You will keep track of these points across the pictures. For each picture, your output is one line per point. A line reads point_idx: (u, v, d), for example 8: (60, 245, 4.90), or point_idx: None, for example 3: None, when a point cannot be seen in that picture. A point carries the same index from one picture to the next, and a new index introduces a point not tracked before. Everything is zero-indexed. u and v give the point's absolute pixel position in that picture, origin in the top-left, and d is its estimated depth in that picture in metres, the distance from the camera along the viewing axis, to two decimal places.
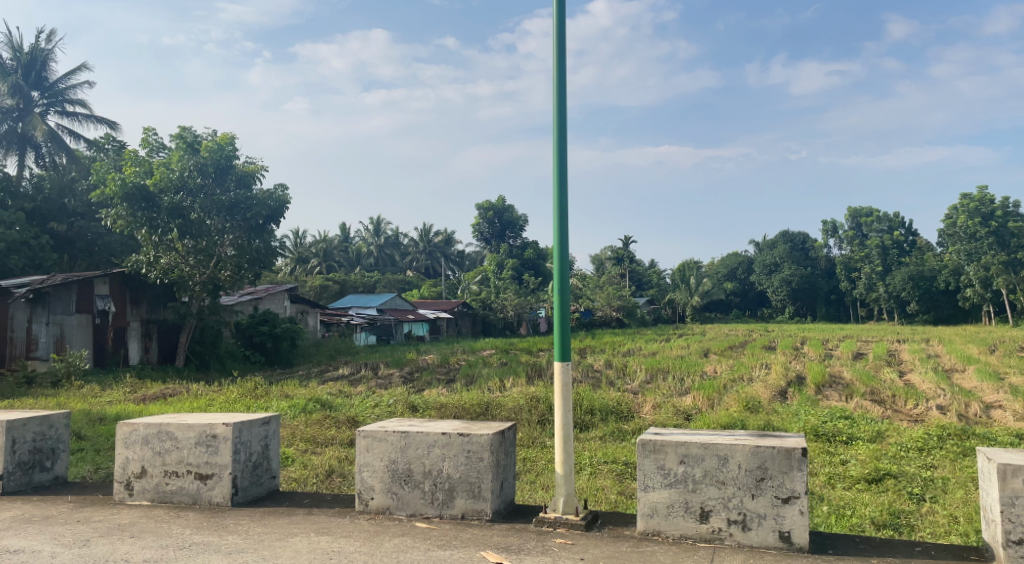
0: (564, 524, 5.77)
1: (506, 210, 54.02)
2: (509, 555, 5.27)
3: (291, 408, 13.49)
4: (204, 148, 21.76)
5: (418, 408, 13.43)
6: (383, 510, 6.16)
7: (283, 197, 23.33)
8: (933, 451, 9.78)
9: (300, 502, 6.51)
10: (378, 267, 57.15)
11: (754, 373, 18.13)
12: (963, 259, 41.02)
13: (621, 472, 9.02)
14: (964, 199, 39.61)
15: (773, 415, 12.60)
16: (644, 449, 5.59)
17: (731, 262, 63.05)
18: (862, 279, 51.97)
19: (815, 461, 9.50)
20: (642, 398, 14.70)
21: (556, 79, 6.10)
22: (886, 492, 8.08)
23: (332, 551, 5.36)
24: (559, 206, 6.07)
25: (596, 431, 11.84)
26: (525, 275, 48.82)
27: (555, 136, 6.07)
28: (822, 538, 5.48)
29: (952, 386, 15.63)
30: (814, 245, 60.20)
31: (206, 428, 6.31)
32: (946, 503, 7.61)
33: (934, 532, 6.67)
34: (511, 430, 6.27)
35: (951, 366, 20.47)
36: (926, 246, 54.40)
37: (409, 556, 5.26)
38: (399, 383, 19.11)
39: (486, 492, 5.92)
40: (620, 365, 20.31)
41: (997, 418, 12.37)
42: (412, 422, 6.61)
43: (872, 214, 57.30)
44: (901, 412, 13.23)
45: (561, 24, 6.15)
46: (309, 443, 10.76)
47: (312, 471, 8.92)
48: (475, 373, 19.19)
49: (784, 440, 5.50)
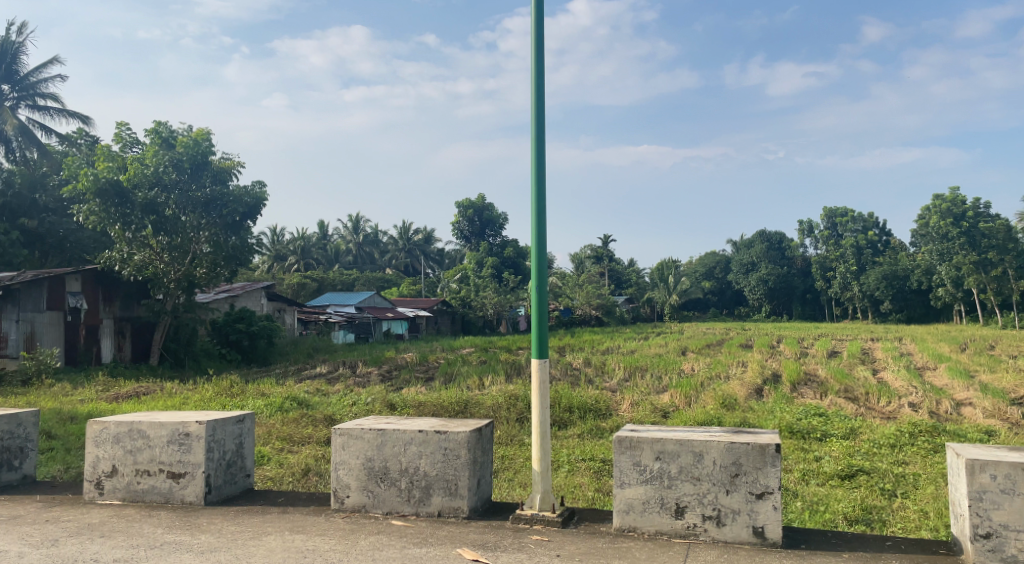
0: (542, 520, 5.78)
1: (486, 208, 53.94)
2: (485, 552, 5.27)
3: (267, 407, 13.37)
4: (179, 143, 21.42)
5: (395, 407, 13.37)
6: (359, 509, 6.13)
7: (261, 194, 23.12)
8: (904, 448, 9.93)
9: (274, 500, 6.46)
10: (356, 265, 56.80)
11: (730, 372, 18.29)
12: (935, 258, 41.67)
13: (599, 470, 9.05)
14: (936, 199, 40.26)
15: (749, 412, 12.74)
16: (620, 445, 5.62)
17: (709, 262, 63.55)
18: (837, 278, 52.51)
19: (791, 458, 9.59)
20: (621, 396, 14.74)
21: (534, 78, 6.11)
22: (859, 488, 8.18)
23: (306, 549, 5.32)
24: (537, 205, 6.08)
25: (574, 428, 11.86)
26: (504, 274, 48.78)
27: (533, 134, 6.09)
28: (795, 534, 5.53)
29: (924, 384, 15.88)
30: (790, 245, 60.86)
31: (179, 426, 6.24)
32: (917, 498, 7.74)
33: (906, 527, 6.78)
34: (489, 427, 6.27)
35: (923, 364, 20.78)
36: (900, 246, 55.11)
37: (384, 554, 5.23)
38: (377, 381, 19.05)
39: (462, 490, 5.91)
40: (599, 363, 20.41)
41: (967, 416, 12.58)
42: (388, 421, 6.59)
43: (847, 214, 57.78)
44: (874, 409, 13.40)
45: (539, 23, 6.16)
46: (285, 441, 10.66)
47: (287, 470, 8.85)
48: (454, 372, 19.12)
49: (758, 436, 5.56)
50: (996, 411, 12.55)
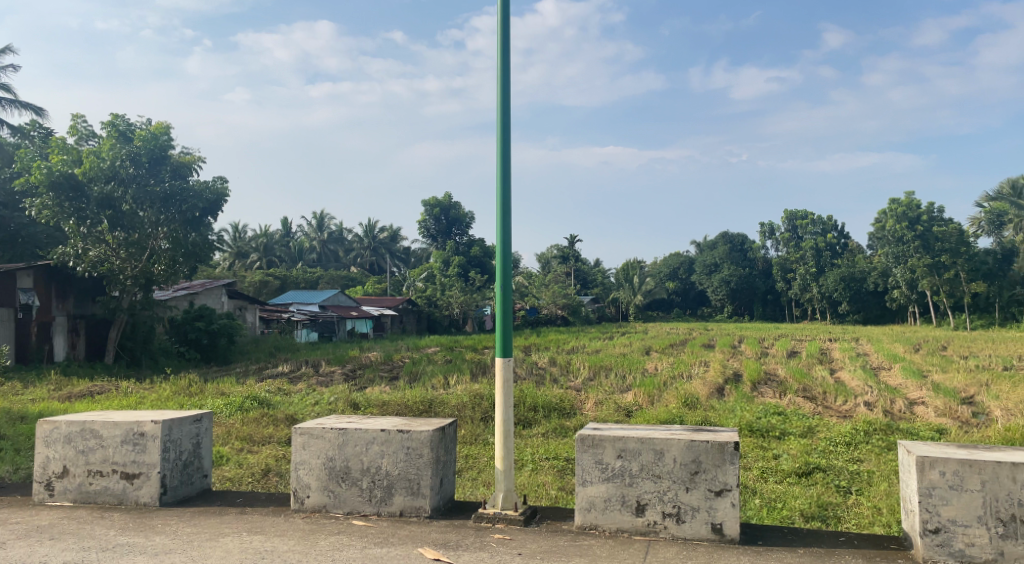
0: (504, 519, 5.78)
1: (453, 206, 53.71)
2: (447, 551, 5.25)
3: (227, 406, 13.17)
4: (136, 137, 21.02)
5: (359, 406, 13.27)
6: (319, 509, 6.06)
7: (222, 189, 22.78)
8: (859, 446, 10.18)
9: (233, 501, 6.35)
10: (320, 263, 56.21)
11: (693, 371, 18.57)
12: (890, 261, 42.70)
13: (562, 468, 9.09)
14: (892, 203, 41.15)
15: (710, 411, 12.93)
16: (583, 444, 5.65)
17: (673, 262, 64.26)
18: (797, 279, 53.47)
19: (749, 455, 9.75)
20: (585, 395, 14.85)
21: (500, 77, 6.12)
22: (816, 485, 8.35)
23: (264, 550, 5.25)
24: (502, 204, 6.09)
25: (538, 428, 11.88)
26: (471, 273, 48.68)
27: (498, 133, 6.10)
28: (752, 530, 5.62)
29: (878, 383, 16.33)
30: (752, 246, 61.80)
31: (133, 425, 6.10)
32: (871, 495, 7.91)
33: (859, 523, 6.93)
34: (452, 426, 6.25)
35: (878, 363, 21.33)
36: (857, 249, 56.29)
37: (344, 554, 5.19)
38: (341, 380, 18.88)
39: (425, 489, 5.88)
40: (564, 362, 20.49)
41: (920, 414, 12.91)
42: (350, 419, 6.54)
43: (807, 216, 58.74)
44: (830, 408, 13.70)
45: (505, 22, 6.17)
46: (244, 441, 10.50)
47: (247, 470, 8.72)
48: (420, 371, 19.08)
49: (718, 434, 5.64)
50: (948, 410, 12.90)
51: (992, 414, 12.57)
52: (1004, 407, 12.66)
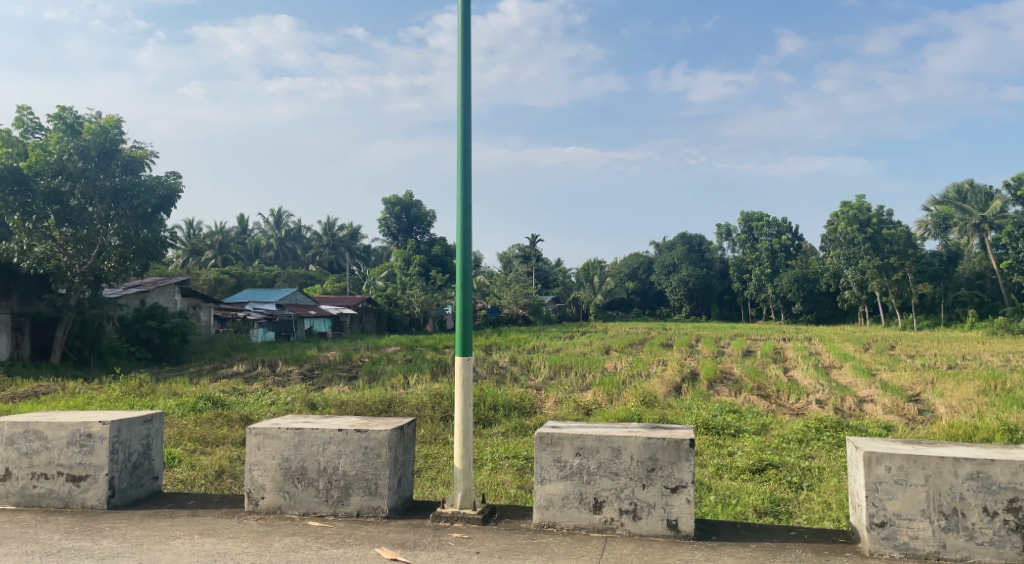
0: (462, 518, 5.77)
1: (414, 205, 53.49)
2: (404, 551, 5.23)
3: (179, 407, 12.88)
4: (86, 129, 20.40)
5: (317, 405, 13.12)
6: (274, 510, 5.98)
7: (175, 184, 22.34)
8: (810, 442, 10.41)
9: (184, 503, 6.22)
10: (277, 261, 55.38)
11: (651, 369, 18.77)
12: (842, 262, 43.70)
13: (522, 467, 9.10)
14: (843, 207, 42.30)
15: (668, 409, 13.12)
16: (542, 442, 5.68)
17: (633, 263, 64.91)
18: (752, 280, 54.48)
19: (705, 452, 9.90)
20: (545, 394, 14.90)
21: (460, 76, 6.12)
22: (768, 481, 8.52)
23: (217, 552, 5.17)
24: (462, 203, 6.08)
25: (498, 427, 11.87)
26: (431, 272, 48.41)
27: (459, 132, 6.09)
28: (708, 526, 5.71)
29: (830, 382, 16.72)
30: (709, 247, 62.81)
31: (80, 427, 5.93)
32: (821, 490, 8.11)
33: (810, 518, 7.10)
34: (411, 426, 6.22)
35: (829, 362, 21.88)
36: (810, 250, 57.52)
37: (299, 556, 5.14)
38: (298, 380, 18.62)
39: (383, 489, 5.84)
40: (525, 361, 20.54)
41: (868, 412, 13.28)
42: (307, 419, 6.46)
43: (762, 219, 59.80)
44: (783, 406, 13.97)
45: (466, 23, 6.17)
46: (197, 442, 10.29)
47: (199, 472, 8.55)
48: (379, 370, 18.95)
49: (674, 432, 5.71)
50: (894, 408, 13.27)
51: (937, 411, 12.97)
52: (948, 404, 13.11)
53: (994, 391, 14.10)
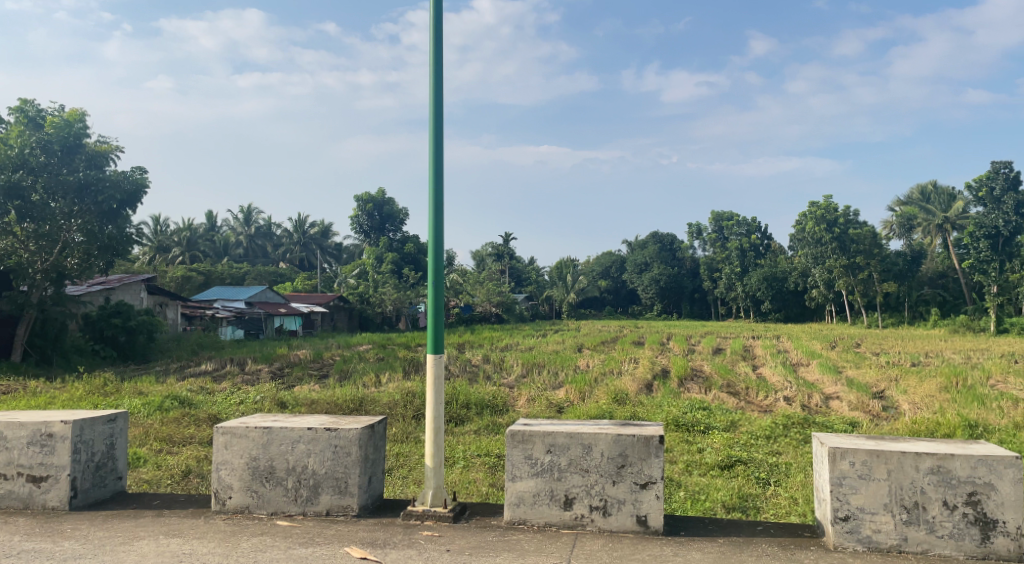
0: (433, 516, 5.76)
1: (387, 202, 53.31)
2: (374, 550, 5.21)
3: (145, 406, 12.65)
4: (47, 123, 20.02)
5: (286, 404, 12.98)
6: (241, 510, 5.91)
7: (141, 180, 21.95)
8: (778, 438, 10.57)
9: (149, 503, 6.12)
10: (247, 258, 54.74)
11: (623, 367, 18.87)
12: (810, 261, 44.38)
13: (494, 465, 9.10)
14: (812, 207, 42.74)
15: (639, 406, 13.22)
16: (513, 439, 5.69)
17: (605, 262, 65.29)
18: (723, 279, 55.12)
19: (675, 449, 9.99)
20: (517, 392, 14.90)
21: (433, 73, 6.10)
22: (737, 477, 8.64)
23: (182, 553, 5.10)
24: (434, 202, 6.07)
25: (471, 424, 11.86)
26: (404, 270, 48.14)
27: (431, 129, 6.07)
28: (677, 521, 5.76)
29: (797, 379, 16.99)
30: (681, 246, 63.33)
31: (40, 426, 5.80)
32: (788, 486, 8.24)
33: (777, 513, 7.21)
34: (382, 424, 6.18)
35: (797, 360, 22.18)
36: (779, 250, 58.34)
37: (267, 556, 5.09)
38: (267, 379, 18.42)
39: (353, 488, 5.80)
40: (498, 359, 20.56)
41: (834, 408, 13.52)
42: (275, 417, 6.40)
43: (732, 218, 60.50)
44: (752, 403, 14.17)
45: (438, 20, 6.15)
46: (163, 442, 10.13)
47: (165, 472, 8.42)
48: (350, 368, 18.82)
49: (644, 428, 5.75)
50: (860, 404, 13.53)
51: (900, 408, 13.24)
52: (911, 401, 13.40)
53: (955, 388, 14.44)
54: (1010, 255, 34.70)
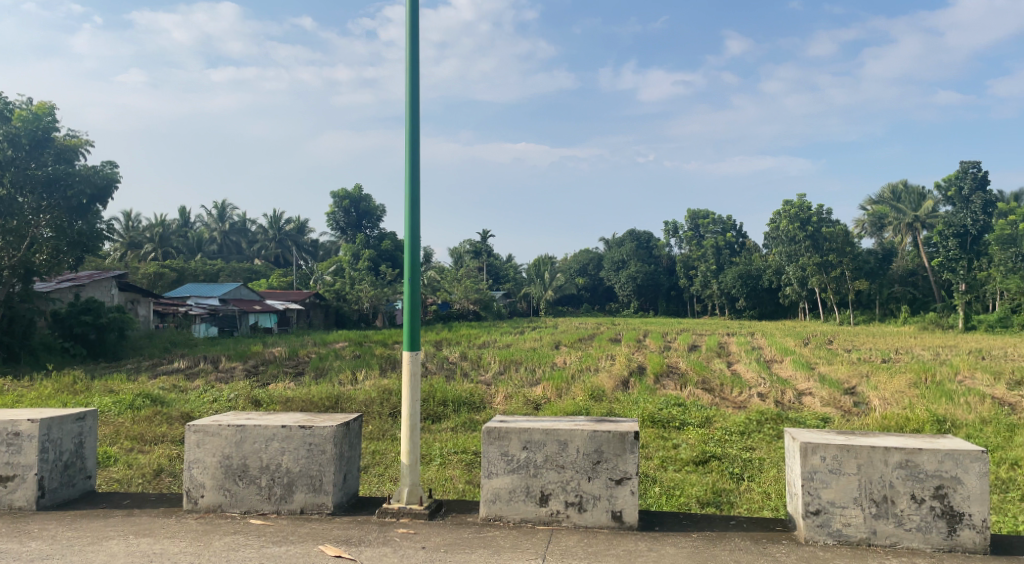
0: (408, 514, 5.74)
1: (363, 199, 52.91)
2: (349, 547, 5.19)
3: (115, 405, 12.44)
4: (16, 116, 19.64)
5: (261, 402, 12.85)
6: (214, 508, 5.85)
7: (112, 174, 21.64)
8: (751, 434, 10.68)
9: (119, 503, 6.02)
10: (221, 255, 54.10)
11: (600, 364, 18.95)
12: (784, 259, 44.81)
13: (470, 462, 9.09)
14: (786, 206, 43.19)
15: (615, 403, 13.28)
16: (489, 436, 5.69)
17: (583, 259, 65.56)
18: (699, 276, 55.49)
19: (650, 445, 10.05)
20: (495, 389, 14.91)
21: (409, 69, 6.07)
22: (711, 473, 8.72)
23: (153, 553, 5.04)
24: (410, 198, 6.04)
25: (447, 422, 11.83)
26: (381, 267, 47.85)
27: (407, 126, 6.05)
28: (652, 517, 5.80)
29: (771, 375, 17.18)
30: (657, 244, 63.71)
31: (7, 425, 5.70)
32: (761, 481, 8.33)
33: (750, 508, 7.29)
34: (357, 421, 6.14)
35: (772, 357, 22.41)
36: (754, 248, 58.94)
37: (240, 554, 5.05)
38: (241, 377, 18.25)
39: (327, 485, 5.76)
40: (475, 356, 20.54)
41: (807, 404, 13.69)
42: (249, 415, 6.35)
43: (708, 216, 60.95)
44: (727, 399, 14.30)
45: (414, 16, 6.12)
46: (135, 441, 9.98)
47: (137, 471, 8.29)
48: (326, 366, 18.69)
49: (619, 425, 5.79)
50: (832, 400, 13.72)
51: (871, 403, 13.45)
52: (881, 397, 13.60)
53: (925, 384, 14.69)
54: (978, 253, 35.37)
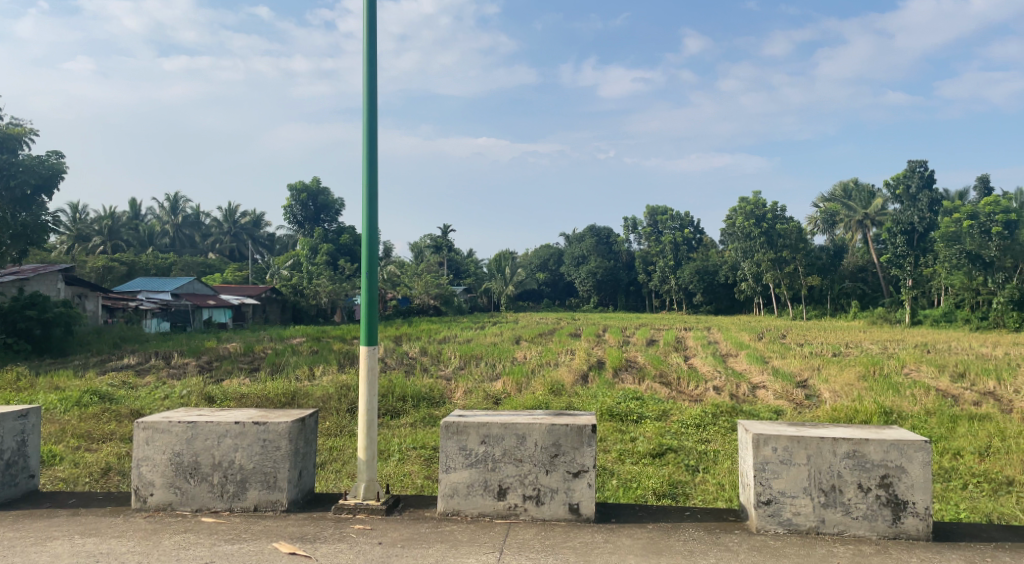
0: (365, 509, 5.69)
1: (321, 192, 52.21)
2: (303, 544, 5.12)
3: (61, 402, 12.08)
4: None
5: (214, 398, 12.59)
6: (163, 507, 5.72)
7: (57, 164, 20.84)
8: (707, 427, 10.84)
9: (64, 503, 5.84)
10: (174, 248, 52.90)
11: (560, 359, 19.05)
12: (739, 256, 45.46)
13: (429, 457, 9.05)
14: (742, 203, 43.84)
15: (574, 397, 13.36)
16: (447, 431, 5.67)
17: (543, 254, 65.91)
18: (657, 272, 56.08)
19: (609, 438, 10.14)
20: (455, 384, 14.88)
21: (366, 62, 6.00)
22: (667, 465, 8.83)
23: (99, 552, 4.92)
24: (368, 191, 5.98)
25: (406, 417, 11.75)
26: (339, 261, 47.28)
27: (364, 119, 5.97)
28: (608, 509, 5.84)
29: (726, 369, 17.52)
30: (617, 240, 64.31)
31: None
32: (716, 473, 8.47)
33: (705, 499, 7.41)
34: (312, 416, 6.04)
35: (727, 351, 22.81)
36: (711, 244, 59.87)
37: (191, 553, 4.94)
38: (194, 373, 17.88)
39: (282, 482, 5.67)
40: (435, 352, 20.42)
41: (760, 397, 13.98)
42: (201, 412, 6.21)
43: (666, 212, 61.58)
44: (683, 392, 14.52)
45: (371, 10, 6.05)
46: (81, 439, 9.70)
47: (84, 470, 8.06)
48: (282, 362, 18.42)
49: (577, 418, 5.82)
50: (784, 393, 14.02)
51: (822, 395, 13.80)
52: (832, 389, 13.95)
53: (873, 376, 15.12)
54: (924, 251, 36.42)
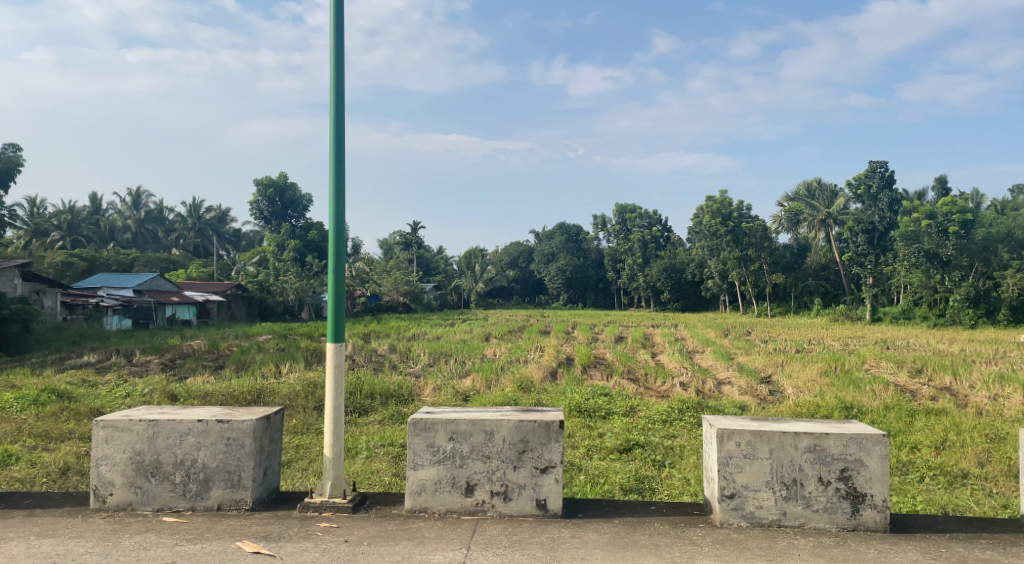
0: (331, 507, 5.64)
1: (288, 188, 51.54)
2: (267, 543, 5.07)
3: (17, 401, 11.78)
4: None
5: (178, 396, 12.41)
6: (124, 506, 5.61)
7: (14, 158, 20.31)
8: (673, 423, 10.95)
9: (20, 503, 5.71)
10: (136, 244, 51.86)
11: (529, 356, 19.08)
12: (706, 254, 45.92)
13: (397, 454, 9.01)
14: (708, 202, 44.31)
15: (542, 394, 13.40)
16: (415, 427, 5.65)
17: (513, 251, 66.07)
18: (625, 269, 56.43)
19: (576, 434, 10.19)
20: (424, 381, 14.84)
21: (333, 56, 5.95)
22: (634, 460, 8.90)
23: (56, 554, 4.82)
24: (335, 186, 5.93)
25: (374, 415, 11.68)
26: (307, 258, 46.80)
27: (331, 114, 5.92)
28: (575, 504, 5.87)
29: (693, 365, 17.74)
30: (586, 237, 64.71)
31: None
32: (681, 467, 8.57)
33: (670, 494, 7.50)
34: (278, 413, 5.98)
35: (693, 347, 23.07)
36: (679, 242, 60.53)
37: (151, 553, 4.87)
38: (157, 371, 17.57)
39: (246, 481, 5.60)
40: (404, 349, 20.32)
41: (726, 393, 14.17)
42: (162, 410, 6.09)
43: (635, 210, 62.11)
44: (650, 389, 14.65)
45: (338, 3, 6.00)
46: (38, 438, 9.47)
47: (42, 470, 7.88)
48: (248, 359, 18.17)
49: (544, 414, 5.84)
50: (749, 389, 14.21)
51: (785, 391, 14.02)
52: (795, 385, 14.19)
53: (834, 372, 15.45)
54: (883, 249, 37.29)
